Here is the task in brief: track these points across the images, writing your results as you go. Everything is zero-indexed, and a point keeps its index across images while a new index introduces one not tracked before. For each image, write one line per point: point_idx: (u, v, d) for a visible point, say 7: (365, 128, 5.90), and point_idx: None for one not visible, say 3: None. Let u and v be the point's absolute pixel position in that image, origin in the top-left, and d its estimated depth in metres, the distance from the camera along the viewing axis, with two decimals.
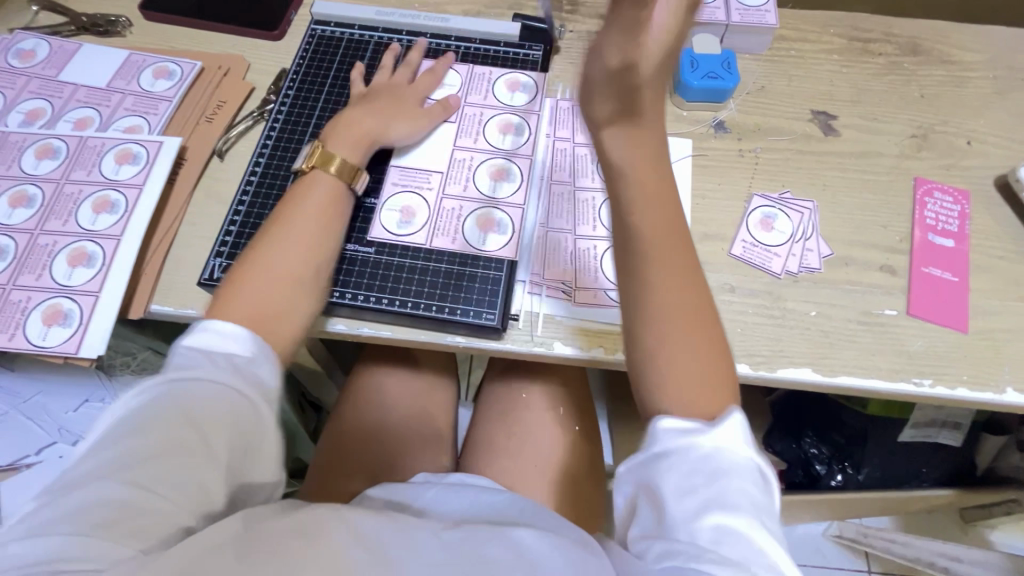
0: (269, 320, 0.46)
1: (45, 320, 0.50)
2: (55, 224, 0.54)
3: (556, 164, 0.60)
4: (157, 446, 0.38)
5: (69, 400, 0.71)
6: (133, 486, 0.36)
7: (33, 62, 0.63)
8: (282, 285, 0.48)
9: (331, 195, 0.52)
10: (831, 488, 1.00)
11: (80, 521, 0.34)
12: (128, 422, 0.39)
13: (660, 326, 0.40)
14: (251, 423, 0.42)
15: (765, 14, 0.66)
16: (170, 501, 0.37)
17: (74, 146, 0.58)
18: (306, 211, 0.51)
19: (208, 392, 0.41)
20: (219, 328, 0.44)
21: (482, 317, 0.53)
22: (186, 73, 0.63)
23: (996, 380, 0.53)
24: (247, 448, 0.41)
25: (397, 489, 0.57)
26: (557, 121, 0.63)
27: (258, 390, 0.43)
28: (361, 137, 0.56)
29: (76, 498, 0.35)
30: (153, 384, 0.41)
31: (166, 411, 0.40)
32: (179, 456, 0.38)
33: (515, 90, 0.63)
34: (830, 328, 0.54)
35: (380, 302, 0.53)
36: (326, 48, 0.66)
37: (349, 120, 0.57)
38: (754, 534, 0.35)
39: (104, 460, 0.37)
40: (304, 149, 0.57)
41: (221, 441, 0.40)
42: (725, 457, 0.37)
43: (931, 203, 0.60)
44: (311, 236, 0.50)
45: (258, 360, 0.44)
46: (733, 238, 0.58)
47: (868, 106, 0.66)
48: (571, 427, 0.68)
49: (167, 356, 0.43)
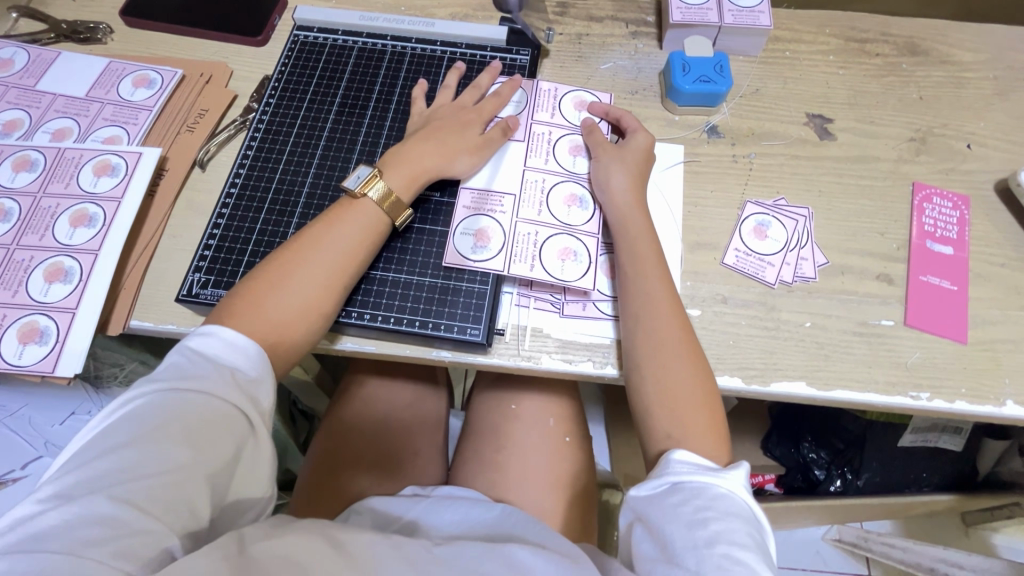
0: (290, 336, 0.46)
1: (21, 338, 0.49)
2: (31, 239, 0.53)
3: (533, 152, 0.58)
4: (156, 462, 0.37)
5: (55, 413, 0.70)
6: (126, 502, 0.35)
7: (10, 71, 0.62)
8: (302, 303, 0.47)
9: (375, 220, 0.51)
10: (831, 494, 0.98)
11: (67, 538, 0.33)
12: (127, 430, 0.38)
13: (662, 360, 0.48)
14: (247, 445, 0.41)
15: (759, 14, 0.64)
16: (162, 518, 0.36)
17: (51, 158, 0.57)
18: (342, 227, 0.50)
19: (209, 406, 0.40)
20: (223, 338, 0.43)
21: (466, 332, 0.51)
22: (167, 82, 0.62)
23: (996, 392, 0.51)
24: (240, 466, 0.41)
25: (385, 502, 0.55)
26: (537, 106, 0.61)
27: (258, 411, 0.42)
28: (419, 173, 0.54)
29: (66, 513, 0.34)
30: (153, 393, 0.40)
31: (164, 423, 0.39)
32: (176, 471, 0.37)
33: (582, 109, 0.61)
34: (825, 340, 0.53)
35: (363, 317, 0.52)
36: (310, 54, 0.64)
37: (414, 151, 0.54)
38: (757, 567, 0.37)
39: (99, 471, 0.36)
40: (359, 170, 0.53)
41: (217, 459, 0.39)
42: (732, 500, 0.41)
43: (930, 208, 0.59)
44: (335, 251, 0.49)
45: (256, 378, 0.43)
46: (726, 247, 0.57)
47: (863, 109, 0.64)
48: (562, 439, 0.67)
49: (168, 363, 0.42)
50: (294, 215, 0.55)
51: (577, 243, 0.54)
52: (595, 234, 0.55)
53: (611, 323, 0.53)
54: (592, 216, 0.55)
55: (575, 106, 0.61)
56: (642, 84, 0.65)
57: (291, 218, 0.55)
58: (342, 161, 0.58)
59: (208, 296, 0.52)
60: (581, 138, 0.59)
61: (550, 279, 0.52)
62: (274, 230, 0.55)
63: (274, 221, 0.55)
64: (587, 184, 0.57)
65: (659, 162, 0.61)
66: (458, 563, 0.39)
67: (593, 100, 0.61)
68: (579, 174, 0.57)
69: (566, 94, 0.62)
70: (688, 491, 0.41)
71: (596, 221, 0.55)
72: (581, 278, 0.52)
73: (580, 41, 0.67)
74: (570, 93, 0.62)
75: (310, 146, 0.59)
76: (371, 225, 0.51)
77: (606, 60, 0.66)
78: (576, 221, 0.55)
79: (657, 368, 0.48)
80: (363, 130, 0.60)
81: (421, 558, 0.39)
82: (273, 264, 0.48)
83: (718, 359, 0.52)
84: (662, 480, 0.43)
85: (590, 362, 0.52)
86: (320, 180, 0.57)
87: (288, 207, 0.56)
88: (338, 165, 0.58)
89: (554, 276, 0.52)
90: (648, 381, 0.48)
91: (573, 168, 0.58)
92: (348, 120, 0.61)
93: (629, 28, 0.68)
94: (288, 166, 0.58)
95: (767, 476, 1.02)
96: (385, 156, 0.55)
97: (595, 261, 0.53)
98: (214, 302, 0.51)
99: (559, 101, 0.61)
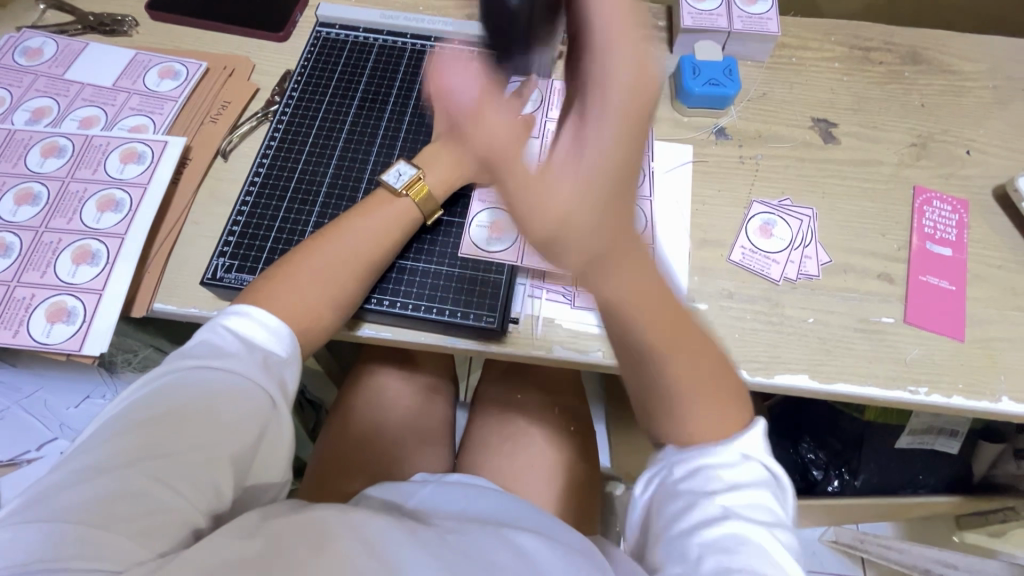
0: (319, 321, 0.48)
1: (49, 317, 0.51)
2: (59, 222, 0.55)
3: (547, 150, 0.60)
4: (185, 439, 0.39)
5: (70, 396, 0.71)
6: (156, 478, 0.37)
7: (39, 61, 0.64)
8: (336, 291, 0.49)
9: (403, 211, 0.53)
10: (829, 494, 1.00)
11: (98, 512, 0.34)
12: (158, 407, 0.40)
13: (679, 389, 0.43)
14: (272, 427, 0.42)
15: (767, 21, 0.66)
16: (188, 495, 0.37)
17: (79, 145, 0.58)
18: (375, 218, 0.52)
19: (240, 386, 0.41)
20: (254, 319, 0.45)
21: (481, 320, 0.53)
22: (192, 74, 0.64)
23: (992, 388, 0.53)
24: (263, 445, 0.42)
25: (394, 488, 0.56)
26: (551, 108, 0.63)
27: (284, 394, 0.44)
28: (455, 174, 0.56)
29: (97, 487, 0.35)
30: (185, 369, 0.42)
31: (195, 400, 0.40)
32: (205, 449, 0.39)
33: None
34: (827, 335, 0.55)
35: (383, 303, 0.53)
36: (331, 50, 0.66)
37: (449, 151, 0.56)
38: (768, 549, 0.38)
39: (130, 446, 0.38)
40: (400, 166, 0.56)
41: (244, 440, 0.40)
42: (737, 473, 0.41)
43: (929, 211, 0.61)
44: (364, 241, 0.51)
45: (284, 360, 0.45)
46: (733, 245, 0.58)
47: (867, 114, 0.66)
48: (569, 431, 0.69)
49: (198, 340, 0.44)
50: (315, 204, 0.57)
51: None
52: None
53: None
54: None
55: None
56: None
57: (312, 207, 0.57)
58: (362, 153, 0.60)
59: (232, 280, 0.53)
60: None
61: (563, 269, 0.54)
62: (295, 219, 0.56)
63: (296, 210, 0.57)
64: None
65: (667, 162, 0.62)
66: (467, 551, 0.39)
67: None
68: None
69: None
70: (693, 473, 0.42)
71: None
72: None
73: None
74: None
75: (331, 139, 0.61)
76: (402, 218, 0.53)
77: None
78: None
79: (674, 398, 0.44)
80: (382, 124, 0.62)
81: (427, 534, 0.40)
82: (308, 250, 0.50)
83: (724, 352, 0.54)
84: (669, 466, 0.43)
85: (601, 352, 0.53)
86: (341, 172, 0.59)
87: (309, 197, 0.57)
88: (359, 157, 0.60)
89: None
90: (685, 426, 0.43)
91: None
92: (368, 115, 0.62)
93: None
94: (309, 158, 0.59)
95: None
96: (422, 154, 0.57)
97: None
98: (238, 287, 0.53)
99: None
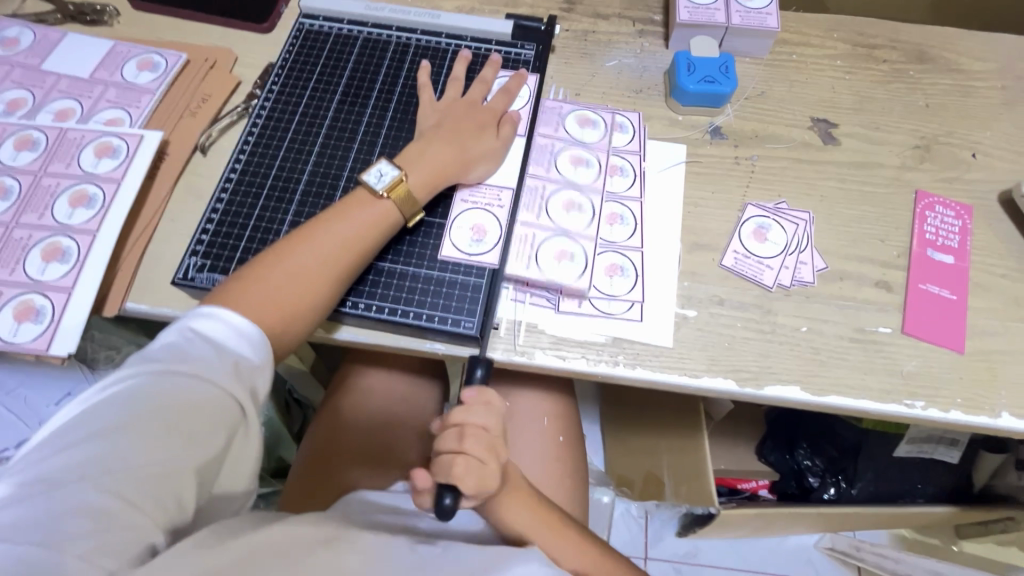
0: (292, 326, 0.47)
1: (16, 316, 0.49)
2: (30, 218, 0.53)
3: (534, 162, 0.58)
4: (145, 450, 0.37)
5: (50, 392, 0.70)
6: (113, 492, 0.36)
7: (16, 51, 0.62)
8: (311, 296, 0.47)
9: (387, 211, 0.51)
10: (825, 501, 0.97)
11: (52, 527, 0.33)
12: (118, 414, 0.38)
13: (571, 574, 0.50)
14: (240, 435, 0.41)
15: (767, 16, 0.64)
16: (148, 511, 0.36)
17: (54, 138, 0.57)
18: (357, 219, 0.50)
19: (207, 394, 0.40)
20: (224, 322, 0.43)
21: (460, 325, 0.51)
22: (171, 65, 0.62)
23: (991, 403, 0.51)
24: (230, 454, 0.41)
25: (371, 497, 0.55)
26: (541, 122, 0.61)
27: (254, 401, 0.42)
28: (438, 175, 0.53)
29: (52, 499, 0.34)
30: (147, 375, 0.40)
31: (157, 410, 0.39)
32: (166, 461, 0.37)
33: (586, 125, 0.61)
34: (821, 345, 0.53)
35: (358, 307, 0.51)
36: (314, 43, 0.64)
37: (435, 150, 0.54)
38: None
39: (88, 456, 0.36)
40: (382, 165, 0.53)
41: (209, 450, 0.39)
42: None
43: (931, 216, 0.58)
44: (343, 245, 0.49)
45: (256, 366, 0.43)
46: (725, 249, 0.56)
47: (870, 115, 0.64)
48: (556, 439, 0.67)
49: (164, 343, 0.42)
50: (292, 202, 0.55)
51: (573, 246, 0.54)
52: (592, 239, 0.54)
53: (605, 321, 0.53)
54: (590, 221, 0.55)
55: (579, 123, 0.61)
56: (646, 83, 0.65)
57: (289, 205, 0.55)
58: (343, 150, 0.58)
59: (204, 280, 0.52)
60: (582, 152, 0.59)
61: (542, 279, 0.52)
62: (271, 218, 0.54)
63: (272, 209, 0.55)
64: (588, 194, 0.57)
65: (659, 162, 0.60)
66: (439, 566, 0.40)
67: (596, 116, 0.61)
68: (580, 184, 0.57)
69: (571, 112, 0.62)
70: None
71: (594, 225, 0.55)
72: (576, 280, 0.52)
73: (586, 38, 0.67)
74: (574, 112, 0.62)
75: (310, 135, 0.59)
76: (386, 222, 0.51)
77: (612, 58, 0.66)
78: (574, 226, 0.55)
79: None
80: (364, 119, 0.60)
81: (406, 557, 0.40)
82: (287, 250, 0.48)
83: (712, 361, 0.52)
84: None
85: (583, 359, 0.51)
86: (319, 169, 0.57)
87: (286, 195, 0.56)
88: (339, 154, 0.58)
89: (546, 276, 0.52)
90: None
91: (575, 177, 0.58)
92: (349, 110, 0.60)
93: (636, 27, 0.68)
94: (288, 154, 0.58)
95: (760, 481, 1.00)
96: (408, 150, 0.54)
97: (591, 262, 0.53)
98: (210, 287, 0.51)
99: (563, 117, 0.61)
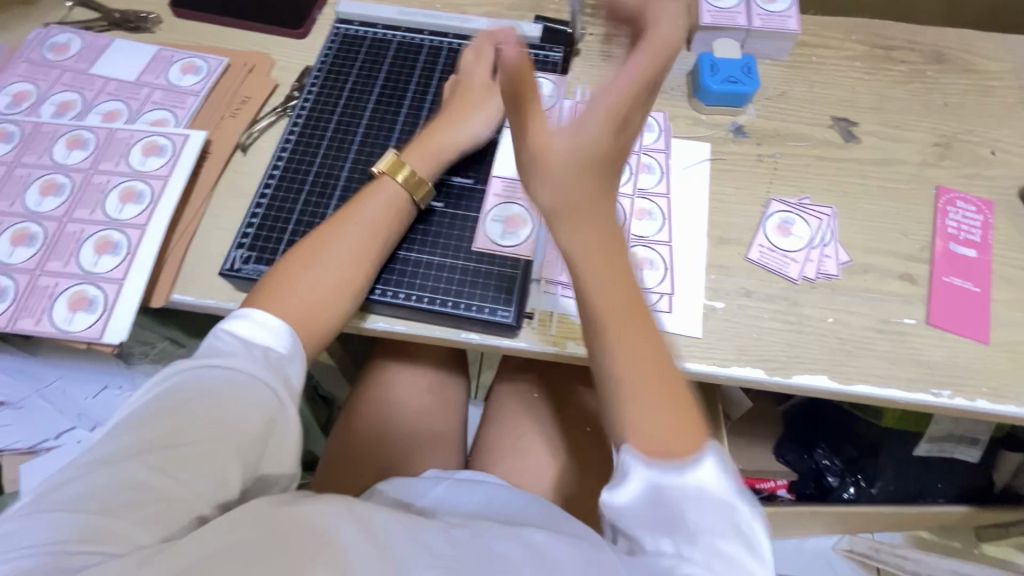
0: (317, 317, 0.48)
1: (71, 305, 0.51)
2: (83, 213, 0.56)
3: None
4: (186, 433, 0.39)
5: (89, 385, 0.72)
6: (158, 470, 0.37)
7: (66, 56, 0.65)
8: (331, 282, 0.49)
9: (397, 198, 0.54)
10: (843, 501, 0.98)
11: (106, 500, 0.35)
12: (162, 403, 0.40)
13: (633, 399, 0.39)
14: (277, 421, 0.42)
15: (787, 19, 0.66)
16: (194, 487, 0.37)
17: (103, 138, 0.59)
18: (370, 207, 0.53)
19: (242, 382, 0.42)
20: (258, 319, 0.45)
21: (496, 314, 0.53)
22: (213, 69, 0.64)
23: (1018, 392, 0.52)
24: (270, 440, 0.42)
25: (407, 484, 0.56)
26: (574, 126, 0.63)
27: (288, 389, 0.44)
28: (437, 149, 0.57)
29: (103, 476, 0.36)
30: (187, 368, 0.42)
31: (196, 398, 0.40)
32: (207, 442, 0.39)
33: None
34: (847, 336, 0.54)
35: (396, 296, 0.53)
36: (350, 46, 0.66)
37: (435, 131, 0.58)
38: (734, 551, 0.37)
39: (133, 440, 0.38)
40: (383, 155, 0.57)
41: (247, 432, 0.40)
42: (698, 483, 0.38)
43: (953, 212, 0.60)
44: (360, 236, 0.51)
45: (288, 356, 0.45)
46: (750, 243, 0.58)
47: (889, 114, 0.65)
48: (583, 429, 0.68)
49: (203, 344, 0.44)
50: (333, 198, 0.57)
51: None
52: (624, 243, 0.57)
53: None
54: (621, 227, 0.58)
55: None
56: (669, 84, 0.67)
57: (330, 200, 0.57)
58: (380, 147, 0.60)
59: (250, 271, 0.54)
60: None
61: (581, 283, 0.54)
62: (313, 212, 0.57)
63: (313, 203, 0.57)
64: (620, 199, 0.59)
65: (684, 159, 0.62)
66: (469, 543, 0.38)
67: None
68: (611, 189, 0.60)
69: None
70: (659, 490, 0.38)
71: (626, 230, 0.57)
72: None
73: None
74: None
75: (349, 134, 0.61)
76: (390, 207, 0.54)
77: None
78: None
79: (640, 412, 0.39)
80: (399, 119, 0.62)
81: (435, 538, 0.38)
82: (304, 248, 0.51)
83: (741, 351, 0.53)
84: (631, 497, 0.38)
85: None
86: (358, 166, 0.59)
87: (326, 190, 0.58)
88: (376, 151, 0.60)
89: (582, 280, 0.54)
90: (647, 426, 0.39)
91: None
92: (385, 110, 0.63)
93: None
94: (327, 152, 0.60)
95: (778, 481, 1.00)
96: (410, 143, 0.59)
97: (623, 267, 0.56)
98: (256, 278, 0.53)
99: None
